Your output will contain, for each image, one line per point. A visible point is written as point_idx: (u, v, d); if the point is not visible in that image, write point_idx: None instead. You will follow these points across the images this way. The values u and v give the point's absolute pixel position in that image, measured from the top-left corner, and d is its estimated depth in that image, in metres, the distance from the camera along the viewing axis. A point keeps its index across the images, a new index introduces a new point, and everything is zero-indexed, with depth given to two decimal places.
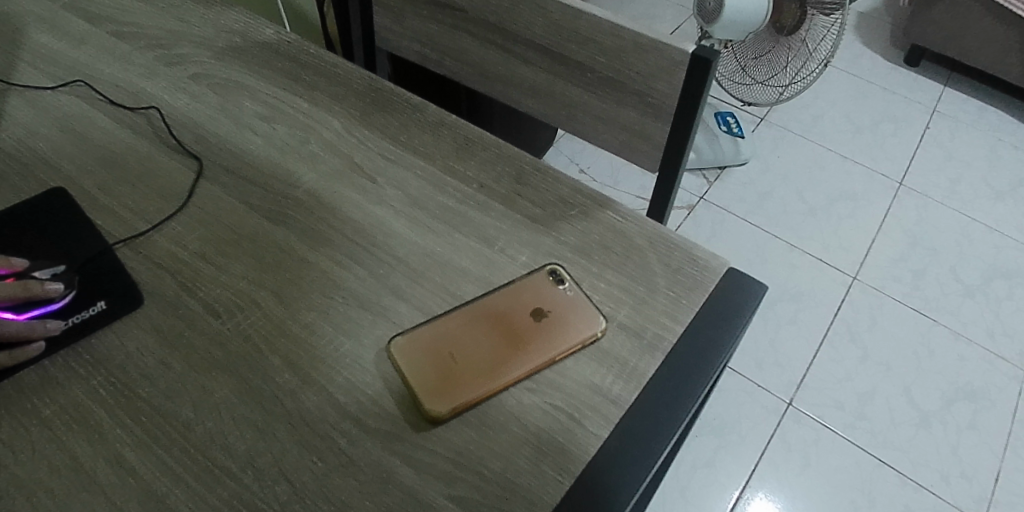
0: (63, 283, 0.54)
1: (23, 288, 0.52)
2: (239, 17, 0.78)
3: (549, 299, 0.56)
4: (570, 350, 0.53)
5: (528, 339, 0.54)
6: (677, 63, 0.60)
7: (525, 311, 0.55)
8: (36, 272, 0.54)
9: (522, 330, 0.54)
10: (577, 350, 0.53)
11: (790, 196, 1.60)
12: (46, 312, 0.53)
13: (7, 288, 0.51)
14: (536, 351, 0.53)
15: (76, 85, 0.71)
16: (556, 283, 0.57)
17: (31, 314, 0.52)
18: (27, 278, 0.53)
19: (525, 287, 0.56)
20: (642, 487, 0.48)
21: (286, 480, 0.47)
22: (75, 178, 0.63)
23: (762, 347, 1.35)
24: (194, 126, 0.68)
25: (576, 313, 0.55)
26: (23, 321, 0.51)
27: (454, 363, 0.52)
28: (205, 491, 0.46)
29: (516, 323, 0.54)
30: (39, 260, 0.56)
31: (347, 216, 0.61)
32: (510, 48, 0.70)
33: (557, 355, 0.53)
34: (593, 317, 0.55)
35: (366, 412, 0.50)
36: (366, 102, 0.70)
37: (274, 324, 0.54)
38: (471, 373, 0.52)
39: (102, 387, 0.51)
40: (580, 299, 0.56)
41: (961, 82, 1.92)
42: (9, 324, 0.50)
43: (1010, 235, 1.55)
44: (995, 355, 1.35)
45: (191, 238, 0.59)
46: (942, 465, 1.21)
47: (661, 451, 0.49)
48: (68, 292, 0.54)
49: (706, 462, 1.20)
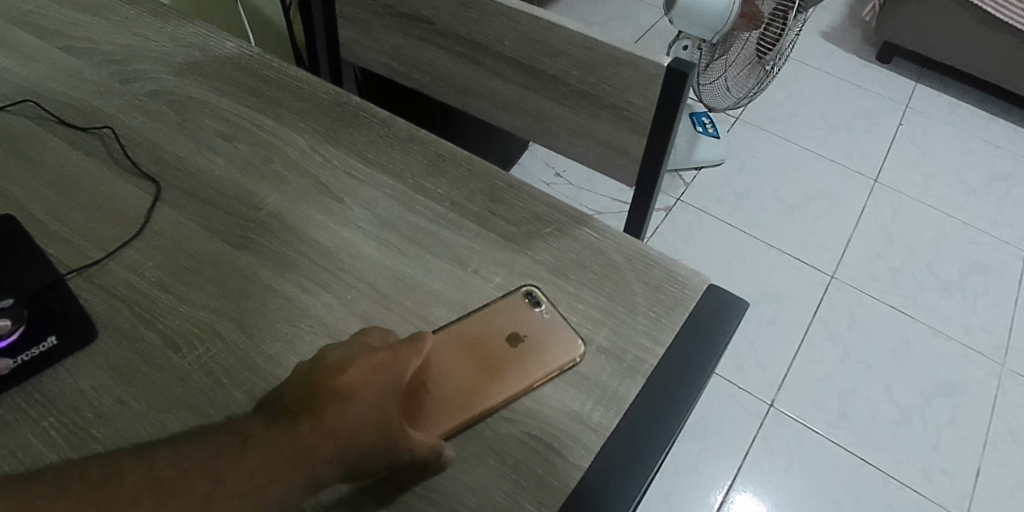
0: (10, 318, 0.50)
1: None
2: (198, 30, 0.75)
3: (525, 323, 0.54)
4: (547, 376, 0.51)
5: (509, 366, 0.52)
6: (652, 77, 0.58)
7: (500, 337, 0.53)
8: None
9: (497, 357, 0.52)
10: (554, 376, 0.52)
11: (767, 195, 1.60)
12: None
13: None
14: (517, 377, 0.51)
15: (25, 104, 0.67)
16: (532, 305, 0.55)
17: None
18: None
19: (499, 311, 0.54)
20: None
21: None
22: (25, 203, 0.60)
23: (742, 349, 1.35)
24: (151, 147, 0.65)
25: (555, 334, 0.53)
26: None
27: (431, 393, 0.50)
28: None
29: (491, 349, 0.52)
30: None
31: (314, 240, 0.58)
32: (481, 60, 0.68)
33: (534, 382, 0.51)
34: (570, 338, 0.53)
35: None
36: (332, 118, 0.68)
37: (237, 356, 0.52)
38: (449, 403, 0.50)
39: (53, 430, 0.48)
40: (556, 322, 0.54)
41: (932, 78, 1.93)
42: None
43: (984, 229, 1.57)
44: (973, 350, 1.36)
45: (149, 266, 0.56)
46: (923, 462, 1.21)
47: (643, 481, 0.47)
48: (15, 327, 0.50)
49: (690, 466, 1.20)
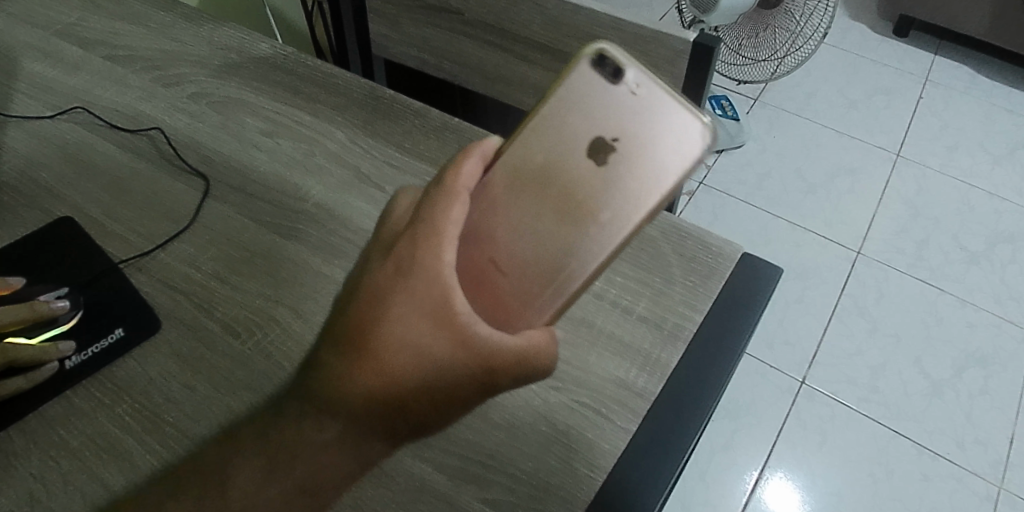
0: (69, 302, 0.54)
1: (28, 308, 0.52)
2: (233, 33, 0.78)
3: (623, 112, 0.40)
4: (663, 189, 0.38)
5: (575, 188, 0.40)
6: (678, 52, 0.61)
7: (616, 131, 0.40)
8: (41, 296, 0.54)
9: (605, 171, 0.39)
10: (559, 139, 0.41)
11: (789, 174, 1.61)
12: (56, 334, 0.53)
13: (15, 311, 0.52)
14: (575, 207, 0.40)
15: (74, 111, 0.70)
16: (601, 49, 0.40)
17: (44, 336, 0.53)
18: (32, 301, 0.54)
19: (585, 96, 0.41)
20: (660, 505, 0.47)
21: None
22: (81, 206, 0.63)
23: (772, 327, 1.35)
24: (197, 146, 0.67)
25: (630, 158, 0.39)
26: (35, 344, 0.52)
27: (428, 242, 0.34)
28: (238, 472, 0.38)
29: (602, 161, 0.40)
30: (41, 285, 0.56)
31: (359, 227, 0.61)
32: (508, 47, 0.71)
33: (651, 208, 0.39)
34: (680, 183, 0.39)
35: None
36: (368, 111, 0.70)
37: (295, 339, 0.54)
38: (523, 251, 0.40)
39: (128, 414, 0.50)
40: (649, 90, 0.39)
41: (952, 49, 1.91)
42: (22, 347, 0.51)
43: (1009, 199, 1.56)
44: (1002, 319, 1.36)
45: (205, 258, 0.59)
46: (957, 432, 1.21)
47: (677, 465, 0.48)
48: (73, 312, 0.54)
49: (724, 445, 1.21)
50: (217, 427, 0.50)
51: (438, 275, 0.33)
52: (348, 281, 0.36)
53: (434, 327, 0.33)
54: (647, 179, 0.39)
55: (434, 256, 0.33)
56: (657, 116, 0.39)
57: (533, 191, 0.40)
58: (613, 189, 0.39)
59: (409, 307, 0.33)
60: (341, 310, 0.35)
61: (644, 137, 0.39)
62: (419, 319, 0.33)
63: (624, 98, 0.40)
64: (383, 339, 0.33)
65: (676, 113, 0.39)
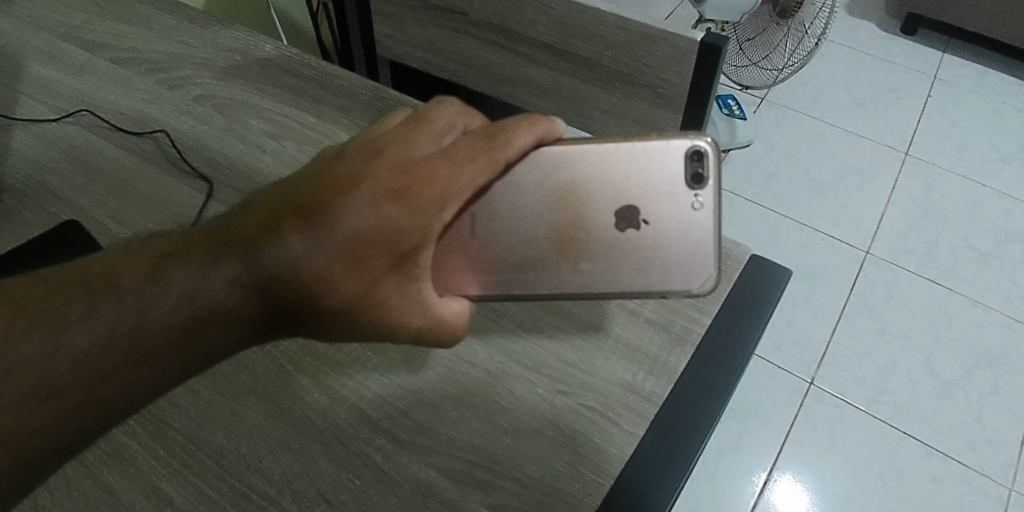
0: None
1: None
2: (237, 34, 0.78)
3: (661, 214, 0.45)
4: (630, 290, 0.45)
5: (570, 224, 0.46)
6: (685, 52, 0.61)
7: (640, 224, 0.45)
8: None
9: (603, 241, 0.46)
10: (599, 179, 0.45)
11: (797, 174, 1.60)
12: None
13: None
14: (570, 242, 0.46)
15: (79, 114, 0.70)
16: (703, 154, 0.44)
17: None
18: None
19: (649, 177, 0.45)
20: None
21: (315, 486, 0.47)
22: (85, 208, 0.63)
23: (780, 328, 1.34)
24: (202, 149, 0.67)
25: (632, 251, 0.45)
26: None
27: (445, 177, 0.40)
28: (149, 304, 0.36)
29: (607, 234, 0.46)
30: None
31: None
32: (514, 47, 0.71)
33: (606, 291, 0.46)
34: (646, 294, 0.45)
35: (439, 418, 0.50)
36: (373, 112, 0.69)
37: (299, 344, 0.54)
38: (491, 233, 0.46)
39: (131, 419, 0.50)
40: (697, 216, 0.45)
41: (961, 46, 1.90)
42: None
43: (1020, 198, 1.54)
44: (1013, 319, 1.34)
45: None
46: (967, 433, 1.20)
47: (685, 471, 0.47)
48: None
49: (732, 447, 1.20)
50: (221, 431, 0.50)
51: (433, 217, 0.40)
52: (346, 173, 0.40)
53: (393, 255, 0.40)
54: (646, 271, 0.45)
55: (431, 204, 0.40)
56: (692, 231, 0.45)
57: (544, 191, 0.46)
58: (612, 255, 0.46)
59: (386, 227, 0.40)
60: (330, 197, 0.39)
61: (656, 242, 0.45)
62: (399, 241, 0.40)
63: (684, 202, 0.45)
64: (355, 242, 0.39)
65: (697, 252, 0.45)
